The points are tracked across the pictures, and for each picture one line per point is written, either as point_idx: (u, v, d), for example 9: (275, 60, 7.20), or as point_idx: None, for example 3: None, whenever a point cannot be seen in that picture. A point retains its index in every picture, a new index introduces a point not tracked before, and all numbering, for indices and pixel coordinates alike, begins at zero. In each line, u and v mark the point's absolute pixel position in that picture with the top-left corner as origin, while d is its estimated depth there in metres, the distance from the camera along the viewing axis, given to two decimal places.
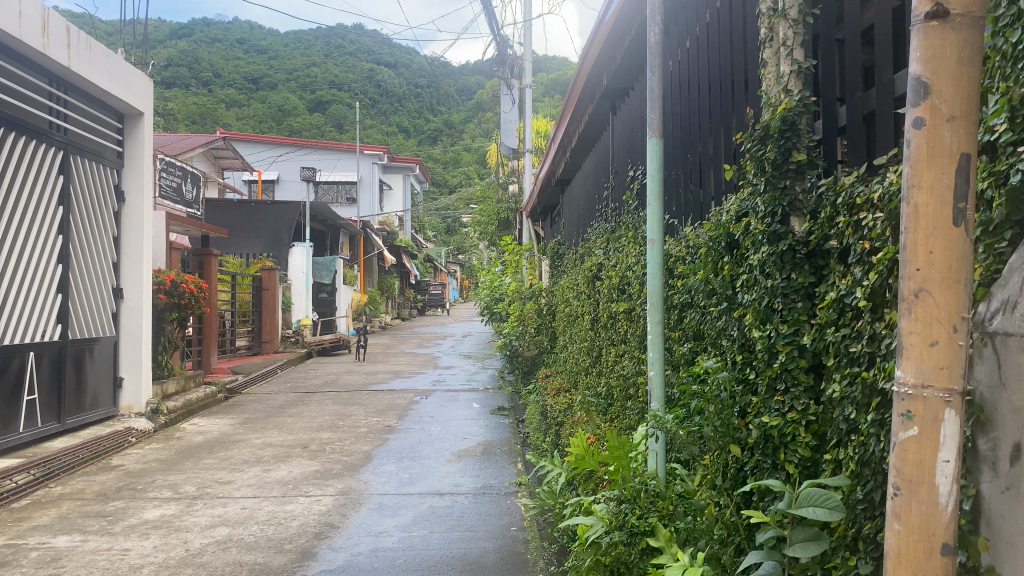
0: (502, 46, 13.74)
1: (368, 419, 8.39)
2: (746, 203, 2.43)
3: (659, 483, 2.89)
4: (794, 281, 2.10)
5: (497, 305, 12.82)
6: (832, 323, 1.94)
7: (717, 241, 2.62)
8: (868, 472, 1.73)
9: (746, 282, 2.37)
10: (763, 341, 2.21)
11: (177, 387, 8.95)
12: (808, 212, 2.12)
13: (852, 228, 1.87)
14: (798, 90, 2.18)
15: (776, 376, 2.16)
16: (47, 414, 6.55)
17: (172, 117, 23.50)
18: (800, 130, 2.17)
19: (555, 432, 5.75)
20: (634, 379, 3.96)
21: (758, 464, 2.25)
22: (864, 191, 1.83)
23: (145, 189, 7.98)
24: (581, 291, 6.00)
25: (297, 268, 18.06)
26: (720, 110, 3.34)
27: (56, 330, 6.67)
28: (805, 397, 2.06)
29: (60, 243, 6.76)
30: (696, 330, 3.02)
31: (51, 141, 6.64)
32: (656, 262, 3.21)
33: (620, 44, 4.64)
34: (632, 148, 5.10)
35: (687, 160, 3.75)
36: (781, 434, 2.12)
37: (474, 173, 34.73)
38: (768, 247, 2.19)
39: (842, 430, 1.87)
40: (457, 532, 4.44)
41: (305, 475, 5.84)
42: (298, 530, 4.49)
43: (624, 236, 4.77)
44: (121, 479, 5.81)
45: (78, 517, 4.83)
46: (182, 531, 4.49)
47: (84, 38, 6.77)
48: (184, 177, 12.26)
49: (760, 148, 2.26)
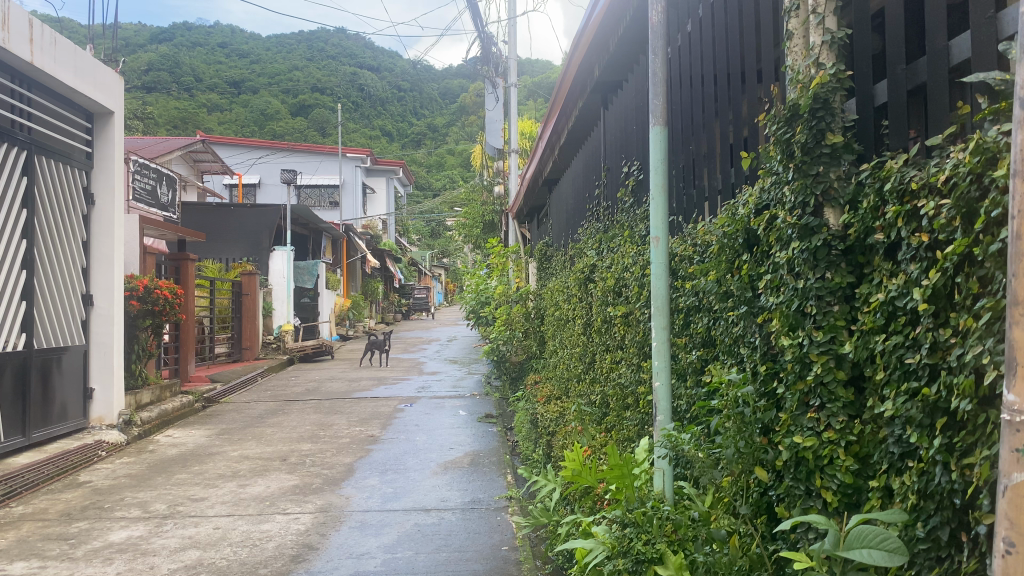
0: (486, 44, 13.49)
1: (350, 429, 8.05)
2: (769, 194, 2.17)
3: (670, 508, 2.59)
4: (830, 281, 1.84)
5: (483, 308, 12.56)
6: (878, 330, 1.69)
7: (733, 238, 2.36)
8: (932, 505, 1.48)
9: (770, 283, 2.11)
10: (793, 351, 1.94)
11: (151, 398, 8.57)
12: (845, 202, 1.86)
13: (904, 219, 1.62)
14: (831, 64, 1.93)
15: (809, 389, 1.89)
16: (11, 428, 6.15)
17: (151, 121, 23.07)
18: (834, 108, 1.93)
19: (546, 442, 5.47)
20: (633, 388, 3.70)
21: (789, 491, 1.98)
22: (920, 175, 1.58)
23: (115, 191, 7.58)
24: (571, 294, 5.76)
25: (279, 271, 17.35)
26: (726, 99, 3.08)
27: (21, 339, 6.30)
28: (843, 414, 1.80)
29: (24, 248, 6.39)
30: (706, 336, 2.77)
31: (14, 140, 6.26)
32: (660, 261, 2.96)
33: (615, 32, 4.31)
34: (625, 143, 4.86)
35: (689, 153, 3.50)
36: (816, 456, 1.85)
37: (459, 176, 34.45)
38: (799, 243, 1.93)
39: (893, 455, 1.62)
40: (445, 552, 4.13)
41: (282, 491, 5.50)
42: (274, 552, 4.16)
43: (619, 234, 4.51)
44: (88, 497, 5.44)
45: (37, 540, 4.45)
46: (149, 555, 4.13)
47: (49, 32, 6.39)
48: (159, 178, 11.86)
49: (786, 130, 2.01)
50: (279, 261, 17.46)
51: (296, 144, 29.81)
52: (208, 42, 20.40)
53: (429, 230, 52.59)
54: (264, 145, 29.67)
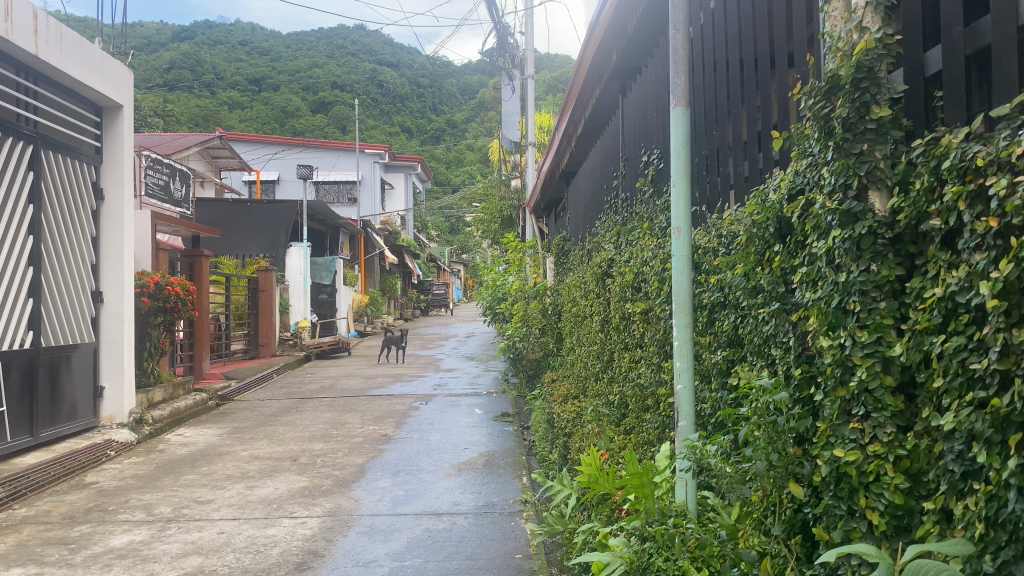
0: (502, 35, 13.22)
1: (364, 427, 7.91)
2: (804, 177, 1.96)
3: (694, 526, 2.37)
4: (876, 274, 1.63)
5: (500, 304, 12.35)
6: (935, 329, 1.47)
7: (763, 227, 2.14)
8: (1004, 536, 1.27)
9: (807, 276, 1.89)
10: (832, 355, 1.71)
11: (164, 396, 8.50)
12: (894, 183, 1.64)
13: (966, 201, 1.40)
14: (877, 28, 1.72)
15: (852, 397, 1.67)
16: (17, 427, 6.05)
17: (172, 119, 23.21)
18: (880, 79, 1.71)
19: (563, 443, 5.25)
20: (653, 390, 3.49)
21: (828, 509, 1.75)
22: (985, 151, 1.36)
23: (125, 186, 7.48)
24: (589, 290, 5.52)
25: (295, 268, 17.15)
26: (754, 82, 2.85)
27: (28, 337, 6.21)
28: (891, 425, 1.58)
29: (30, 244, 6.29)
30: (733, 335, 2.56)
31: (19, 134, 6.15)
32: (682, 253, 2.73)
33: (632, 14, 4.06)
34: (644, 131, 4.63)
35: (713, 141, 3.27)
36: (859, 472, 1.63)
37: (477, 171, 34.19)
38: (839, 231, 1.71)
39: (953, 475, 1.40)
40: (456, 560, 3.94)
41: (291, 494, 5.35)
42: (278, 559, 4.00)
43: (638, 227, 4.31)
44: (92, 499, 5.33)
45: (37, 544, 4.34)
46: (149, 562, 3.98)
47: (54, 24, 6.26)
48: (172, 174, 11.78)
49: (824, 104, 1.79)
50: (295, 257, 17.19)
51: (314, 141, 29.80)
52: (227, 40, 20.42)
53: (448, 226, 52.65)
54: (283, 142, 29.72)
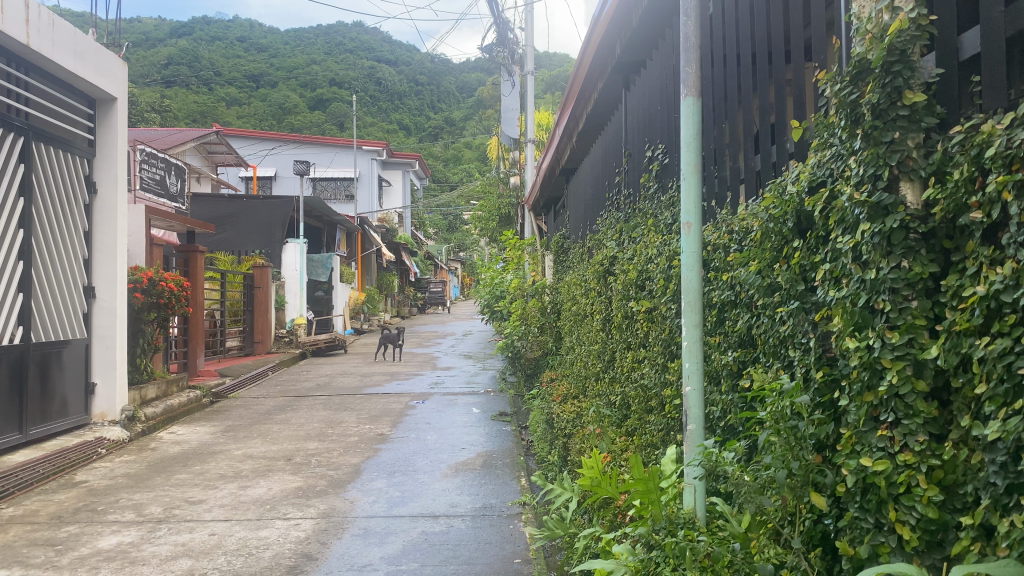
0: (502, 31, 13.04)
1: (360, 427, 7.79)
2: (827, 169, 1.86)
3: (703, 534, 2.25)
4: (907, 271, 1.52)
5: (498, 302, 12.22)
6: (974, 332, 1.37)
7: (781, 222, 2.03)
8: None
9: (830, 273, 1.78)
10: (858, 357, 1.60)
11: (156, 393, 8.37)
12: (928, 174, 1.53)
13: (1013, 192, 1.29)
14: (911, 7, 1.58)
15: (880, 402, 1.56)
16: (6, 424, 5.94)
17: (168, 114, 23.02)
18: (912, 62, 1.59)
19: (562, 444, 5.14)
20: (658, 391, 3.37)
21: (853, 520, 1.64)
22: None
23: (119, 180, 7.34)
24: (589, 288, 5.43)
25: (290, 266, 17.41)
26: (767, 73, 2.74)
27: (17, 332, 6.08)
28: (924, 433, 1.48)
29: (20, 237, 6.16)
30: (744, 335, 2.45)
31: (10, 126, 6.02)
32: (692, 250, 2.61)
33: (637, 5, 3.94)
34: (649, 125, 4.52)
35: (722, 135, 3.17)
36: (888, 483, 1.52)
37: (475, 169, 34.02)
38: (867, 224, 1.60)
39: (997, 489, 1.31)
40: (453, 565, 3.83)
41: (285, 494, 5.23)
42: (270, 562, 3.89)
43: (641, 223, 4.21)
44: (81, 498, 5.21)
45: (23, 545, 4.22)
46: (138, 564, 3.87)
47: (46, 14, 6.12)
48: (167, 168, 11.63)
49: (851, 90, 1.69)
50: (290, 255, 17.54)
51: (312, 138, 29.63)
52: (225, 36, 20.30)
53: (446, 224, 52.46)
54: (281, 138, 29.53)
